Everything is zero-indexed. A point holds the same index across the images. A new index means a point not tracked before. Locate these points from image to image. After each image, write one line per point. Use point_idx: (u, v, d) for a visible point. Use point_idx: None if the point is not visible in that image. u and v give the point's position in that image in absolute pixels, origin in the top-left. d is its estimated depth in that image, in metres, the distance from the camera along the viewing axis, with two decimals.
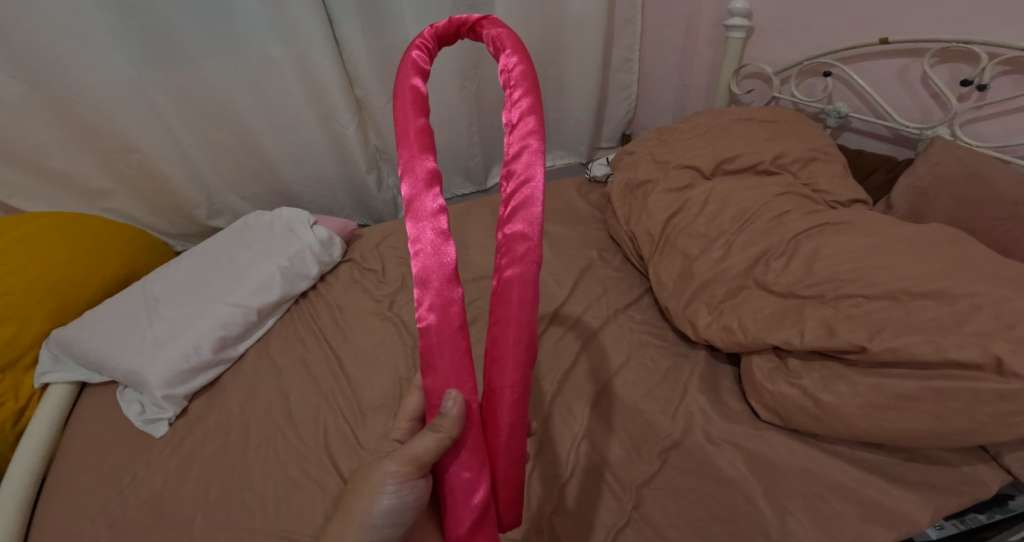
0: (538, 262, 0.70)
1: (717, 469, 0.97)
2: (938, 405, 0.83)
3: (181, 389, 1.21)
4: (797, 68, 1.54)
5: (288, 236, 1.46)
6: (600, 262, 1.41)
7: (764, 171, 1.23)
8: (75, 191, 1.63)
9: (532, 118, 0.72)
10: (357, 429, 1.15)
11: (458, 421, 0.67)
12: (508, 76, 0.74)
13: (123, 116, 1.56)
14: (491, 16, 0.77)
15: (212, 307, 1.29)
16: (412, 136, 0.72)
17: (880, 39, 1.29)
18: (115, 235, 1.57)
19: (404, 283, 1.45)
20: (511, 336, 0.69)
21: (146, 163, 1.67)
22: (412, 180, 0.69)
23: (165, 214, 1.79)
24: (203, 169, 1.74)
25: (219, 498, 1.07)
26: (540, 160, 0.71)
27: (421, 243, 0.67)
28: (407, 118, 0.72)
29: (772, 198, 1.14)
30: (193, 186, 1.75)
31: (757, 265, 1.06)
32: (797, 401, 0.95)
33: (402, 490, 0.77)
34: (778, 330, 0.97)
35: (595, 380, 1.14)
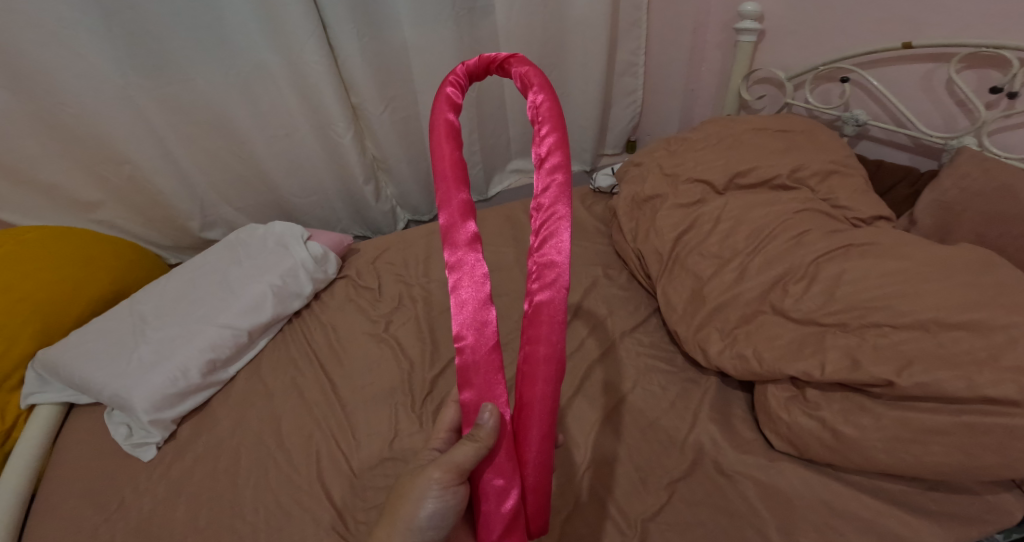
0: (567, 287, 0.72)
1: (730, 504, 0.91)
2: (970, 441, 0.77)
3: (169, 413, 1.16)
4: (812, 73, 1.46)
5: (282, 253, 1.40)
6: (606, 280, 1.35)
7: (780, 186, 1.16)
8: (65, 203, 1.59)
9: (559, 153, 0.75)
10: (352, 453, 1.08)
11: (493, 431, 0.70)
12: (536, 111, 0.78)
13: (112, 125, 1.51)
14: (518, 55, 0.81)
15: (201, 327, 1.24)
16: (448, 170, 0.78)
17: (903, 43, 1.21)
18: (104, 249, 1.53)
19: (401, 302, 1.38)
20: (540, 355, 0.71)
21: (138, 174, 1.63)
22: (449, 211, 0.76)
23: (159, 225, 1.75)
24: (195, 179, 1.69)
25: (205, 527, 1.02)
26: (568, 192, 0.74)
27: (459, 270, 0.75)
28: (442, 153, 0.79)
29: (790, 216, 1.07)
30: (185, 196, 1.70)
31: (774, 289, 0.99)
32: (816, 433, 0.89)
33: (445, 496, 0.74)
34: (797, 360, 0.90)
35: (600, 406, 1.08)
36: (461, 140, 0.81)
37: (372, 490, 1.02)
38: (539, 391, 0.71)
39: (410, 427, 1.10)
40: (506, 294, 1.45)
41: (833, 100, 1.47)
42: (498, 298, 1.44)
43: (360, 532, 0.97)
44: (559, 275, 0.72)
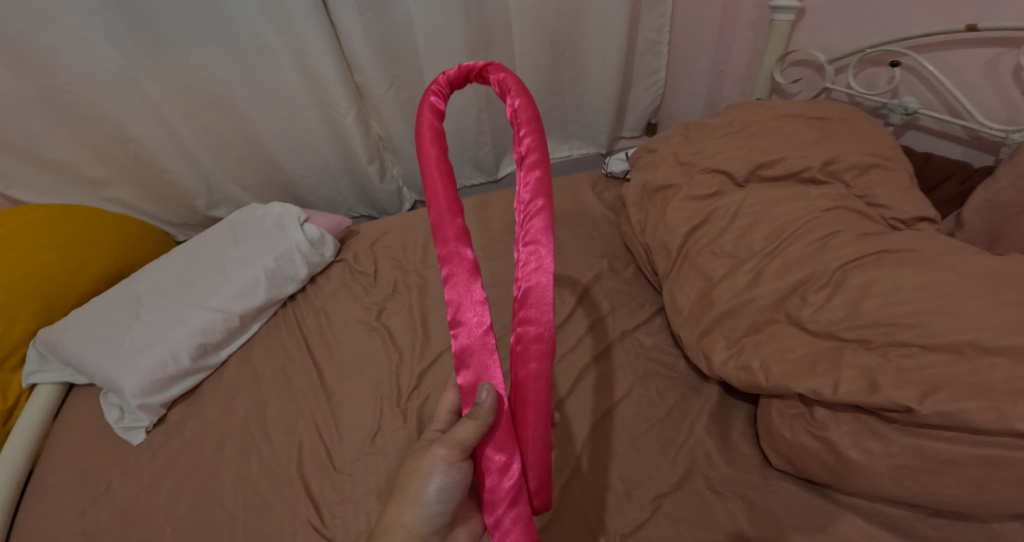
0: (553, 273, 0.66)
1: (721, 526, 0.83)
2: (987, 476, 0.68)
3: (158, 398, 1.14)
4: (857, 57, 1.31)
5: (278, 236, 1.36)
6: (610, 273, 1.24)
7: (809, 180, 1.04)
8: (73, 180, 1.58)
9: (537, 151, 0.68)
10: (333, 446, 1.04)
11: (493, 410, 0.65)
12: (514, 113, 0.70)
13: (115, 103, 1.48)
14: (495, 62, 0.74)
15: (192, 311, 1.21)
16: (433, 170, 0.72)
17: (967, 26, 1.07)
18: (108, 228, 1.52)
19: (396, 289, 1.33)
20: (532, 336, 0.65)
21: (144, 153, 1.61)
22: (436, 208, 0.70)
23: (167, 202, 1.74)
24: (201, 158, 1.66)
25: (186, 513, 1.00)
26: (548, 188, 0.67)
27: (449, 263, 0.69)
28: (424, 149, 0.72)
29: (819, 214, 0.96)
30: (191, 175, 1.68)
31: (792, 296, 0.89)
32: (819, 455, 0.81)
33: (450, 472, 0.69)
34: (808, 377, 0.80)
35: (592, 410, 1.00)
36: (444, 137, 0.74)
37: (349, 484, 0.98)
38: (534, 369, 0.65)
39: (393, 421, 1.05)
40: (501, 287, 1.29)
41: (879, 85, 1.32)
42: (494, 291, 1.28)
43: (335, 526, 0.94)
44: (544, 256, 0.66)
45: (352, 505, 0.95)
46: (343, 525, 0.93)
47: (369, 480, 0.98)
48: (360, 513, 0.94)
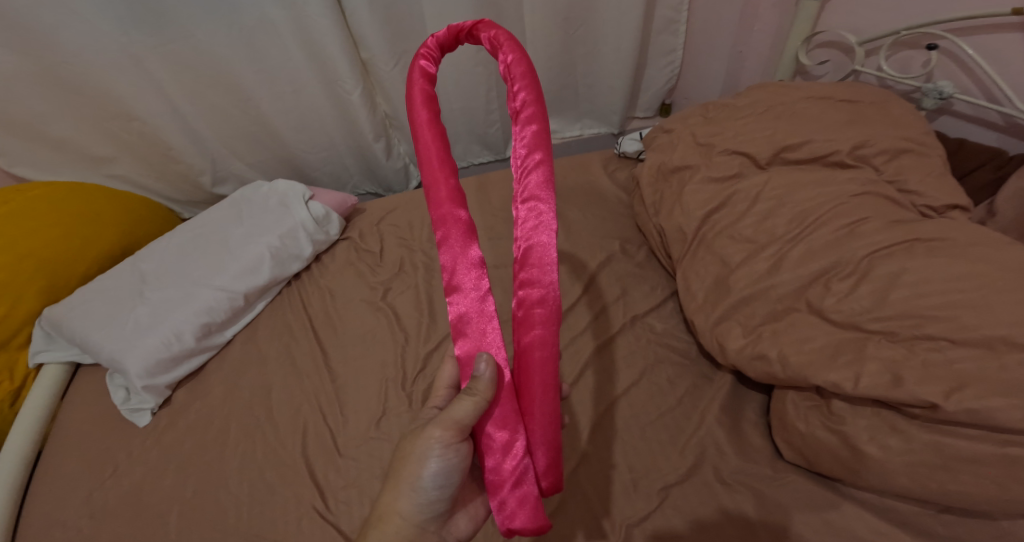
0: (555, 233, 0.63)
1: (730, 520, 0.82)
2: (1008, 475, 0.66)
3: (163, 379, 1.14)
4: (891, 39, 1.24)
5: (283, 214, 1.32)
6: (622, 256, 1.20)
7: (837, 164, 1.00)
8: (77, 157, 1.57)
9: (533, 106, 0.65)
10: (338, 430, 1.03)
11: (494, 383, 0.63)
12: (508, 69, 0.67)
13: (117, 81, 1.44)
14: (486, 19, 0.70)
15: (196, 290, 1.19)
16: (424, 130, 0.68)
17: (1014, 9, 1.01)
18: (113, 206, 1.50)
19: (402, 268, 1.28)
20: (536, 299, 0.63)
21: (149, 131, 1.58)
22: (428, 169, 0.67)
23: (171, 180, 1.72)
24: (206, 136, 1.63)
25: (194, 496, 1.01)
26: (546, 145, 0.64)
27: (443, 225, 0.65)
28: (415, 112, 0.69)
29: (848, 199, 0.92)
30: (196, 153, 1.65)
31: (814, 284, 0.85)
32: (834, 448, 0.79)
33: (448, 455, 0.67)
34: (828, 369, 0.77)
35: (600, 398, 0.98)
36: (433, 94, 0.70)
37: (354, 469, 0.97)
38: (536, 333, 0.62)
39: (398, 405, 1.03)
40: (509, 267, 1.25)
41: (913, 68, 1.26)
42: (502, 271, 1.24)
43: (341, 511, 0.94)
44: (544, 214, 0.63)
45: (357, 490, 0.95)
46: (349, 510, 0.93)
47: (374, 465, 0.97)
48: (365, 498, 0.94)
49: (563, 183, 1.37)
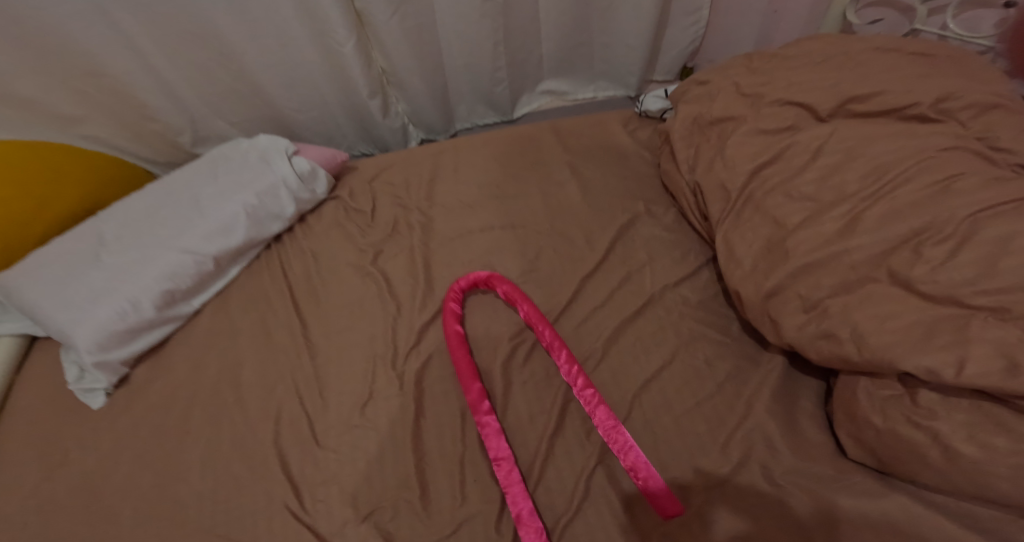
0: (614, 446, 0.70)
1: (784, 530, 0.67)
2: None
3: (118, 354, 0.98)
4: None
5: (262, 169, 1.14)
6: (647, 217, 1.04)
7: (913, 118, 0.85)
8: (44, 117, 1.35)
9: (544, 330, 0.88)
10: (316, 415, 0.88)
11: None
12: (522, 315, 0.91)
13: (80, 32, 1.23)
14: (496, 277, 0.96)
15: (158, 252, 1.02)
16: (463, 369, 0.86)
17: None
18: (77, 164, 1.34)
19: (395, 230, 1.10)
20: (605, 418, 0.79)
21: (123, 90, 1.38)
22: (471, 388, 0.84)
23: (149, 141, 1.53)
24: (181, 91, 1.42)
25: (150, 490, 0.87)
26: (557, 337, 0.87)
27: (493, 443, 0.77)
28: (456, 355, 0.87)
29: (934, 152, 0.77)
30: (173, 111, 1.47)
31: (899, 250, 0.69)
32: (919, 448, 0.63)
33: None
34: (920, 352, 0.62)
35: (626, 384, 0.83)
36: (458, 311, 0.94)
37: (333, 462, 0.82)
38: (620, 449, 0.76)
39: (387, 387, 0.88)
40: (512, 232, 1.04)
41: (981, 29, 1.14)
42: (506, 234, 1.04)
43: (317, 511, 0.79)
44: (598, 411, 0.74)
45: (337, 487, 0.80)
46: (326, 510, 0.79)
47: (357, 458, 0.82)
48: (346, 496, 0.79)
49: (580, 137, 1.20)
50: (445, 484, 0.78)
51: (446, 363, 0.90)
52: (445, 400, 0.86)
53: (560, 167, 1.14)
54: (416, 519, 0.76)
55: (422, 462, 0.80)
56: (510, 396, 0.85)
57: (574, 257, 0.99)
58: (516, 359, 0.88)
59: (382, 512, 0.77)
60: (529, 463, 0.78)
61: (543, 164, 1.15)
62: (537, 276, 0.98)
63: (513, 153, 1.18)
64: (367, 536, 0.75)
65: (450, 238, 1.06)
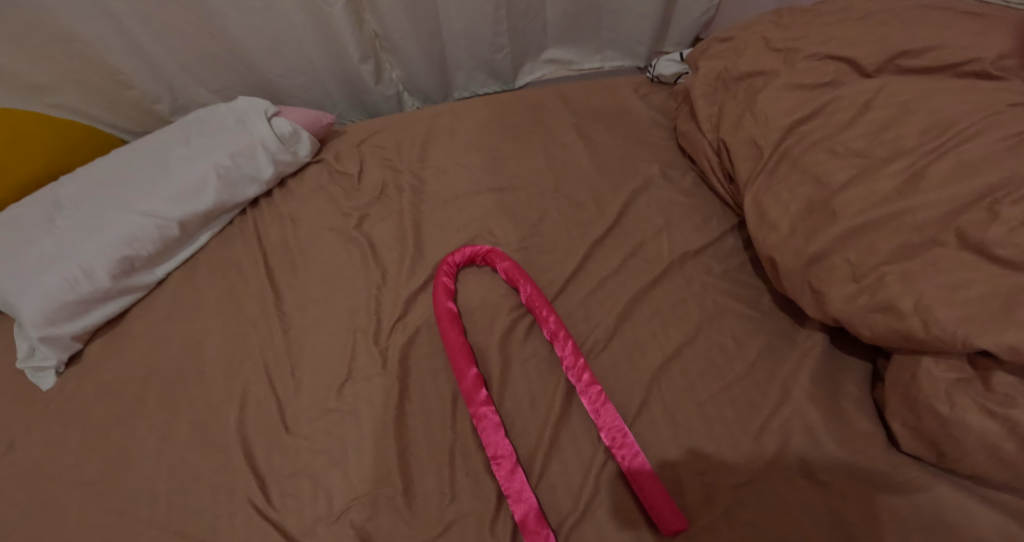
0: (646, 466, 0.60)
1: (826, 534, 0.58)
2: None
3: (67, 328, 0.85)
4: None
5: (238, 128, 1.03)
6: (662, 180, 0.93)
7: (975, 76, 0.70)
8: (4, 82, 1.11)
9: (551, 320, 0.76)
10: (287, 398, 0.77)
11: None
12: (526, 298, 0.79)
13: None
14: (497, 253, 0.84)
15: (116, 215, 0.91)
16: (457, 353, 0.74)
17: None
18: (39, 128, 1.10)
19: (384, 192, 1.00)
20: (610, 419, 0.67)
21: (93, 54, 1.14)
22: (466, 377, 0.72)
23: (125, 112, 1.27)
24: (157, 56, 1.18)
25: (98, 484, 0.74)
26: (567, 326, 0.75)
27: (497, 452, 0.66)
28: (447, 333, 0.76)
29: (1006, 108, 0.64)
30: (149, 75, 1.21)
31: (971, 209, 0.58)
32: (991, 441, 0.51)
33: None
34: (1001, 328, 0.50)
35: (642, 364, 0.73)
36: (452, 287, 0.83)
37: (305, 452, 0.72)
38: (624, 455, 0.65)
39: (368, 365, 0.77)
40: (521, 189, 0.95)
41: None
42: (507, 194, 0.94)
43: (286, 508, 0.68)
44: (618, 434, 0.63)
45: (309, 481, 0.70)
46: (297, 507, 0.68)
47: (333, 447, 0.72)
48: (320, 492, 0.68)
49: (588, 101, 1.09)
50: (432, 479, 0.67)
51: (435, 338, 0.80)
52: (434, 381, 0.75)
53: (566, 130, 1.03)
54: (398, 519, 0.65)
55: (407, 452, 0.69)
56: (509, 377, 0.74)
57: (581, 220, 0.89)
58: (516, 333, 0.78)
59: (359, 511, 0.66)
60: (530, 455, 0.68)
61: (547, 127, 1.05)
62: (540, 241, 0.88)
63: (516, 117, 1.07)
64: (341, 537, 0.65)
65: (444, 201, 0.96)
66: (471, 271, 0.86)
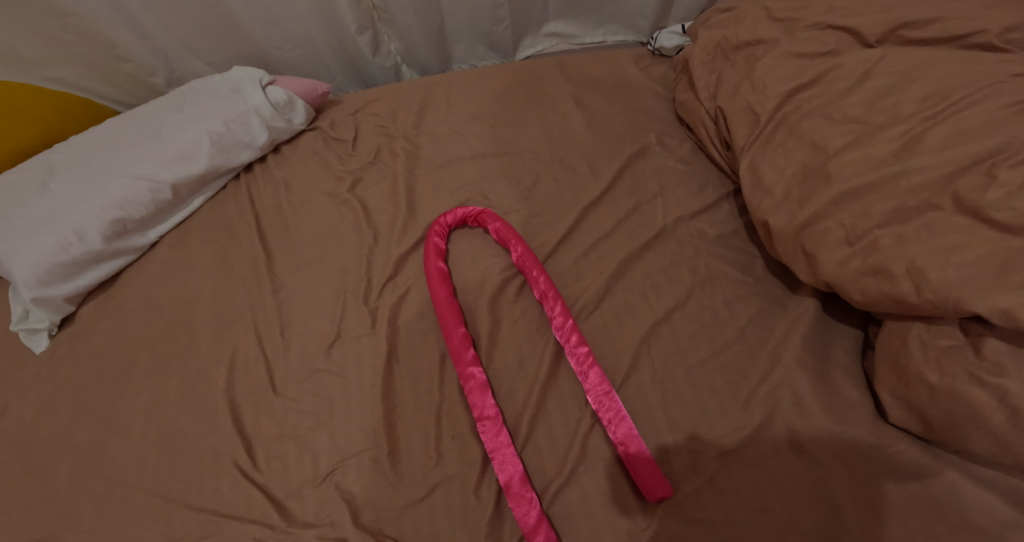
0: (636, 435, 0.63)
1: (809, 500, 0.57)
2: None
3: (60, 290, 0.85)
4: None
5: (232, 94, 1.01)
6: (659, 148, 0.92)
7: (977, 48, 0.68)
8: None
9: (543, 283, 0.75)
10: (276, 359, 0.77)
11: None
12: (518, 260, 0.78)
13: None
14: (490, 214, 0.83)
15: (108, 177, 0.90)
16: (446, 314, 0.74)
17: None
18: (34, 100, 1.06)
19: (378, 156, 0.99)
20: (597, 382, 0.67)
21: (86, 27, 1.11)
22: (455, 340, 0.71)
23: (122, 84, 1.24)
24: (150, 25, 1.14)
25: (88, 445, 0.74)
26: (556, 291, 0.75)
27: (485, 420, 0.66)
28: (436, 292, 0.76)
29: (1008, 78, 0.62)
30: (143, 45, 1.18)
31: (968, 172, 0.56)
32: (978, 409, 0.50)
33: None
34: (995, 292, 0.49)
35: (632, 329, 0.72)
36: (442, 247, 0.82)
37: (293, 414, 0.72)
38: (612, 421, 0.64)
39: (357, 325, 0.77)
40: (516, 154, 0.94)
41: None
42: (502, 158, 0.93)
43: (272, 471, 0.69)
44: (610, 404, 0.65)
45: (296, 443, 0.70)
46: (282, 469, 0.68)
47: (321, 409, 0.72)
48: (308, 453, 0.69)
49: (586, 71, 1.08)
50: (418, 441, 0.67)
51: (425, 297, 0.79)
52: (423, 343, 0.75)
53: (563, 98, 1.02)
54: (383, 480, 0.65)
55: (393, 414, 0.69)
56: (498, 339, 0.74)
57: (575, 185, 0.88)
58: (507, 293, 0.77)
59: (345, 472, 0.66)
60: (517, 417, 0.68)
61: (544, 95, 1.03)
62: (533, 203, 0.87)
63: (513, 85, 1.06)
64: (327, 497, 0.65)
65: (438, 165, 0.95)
66: (464, 235, 0.85)
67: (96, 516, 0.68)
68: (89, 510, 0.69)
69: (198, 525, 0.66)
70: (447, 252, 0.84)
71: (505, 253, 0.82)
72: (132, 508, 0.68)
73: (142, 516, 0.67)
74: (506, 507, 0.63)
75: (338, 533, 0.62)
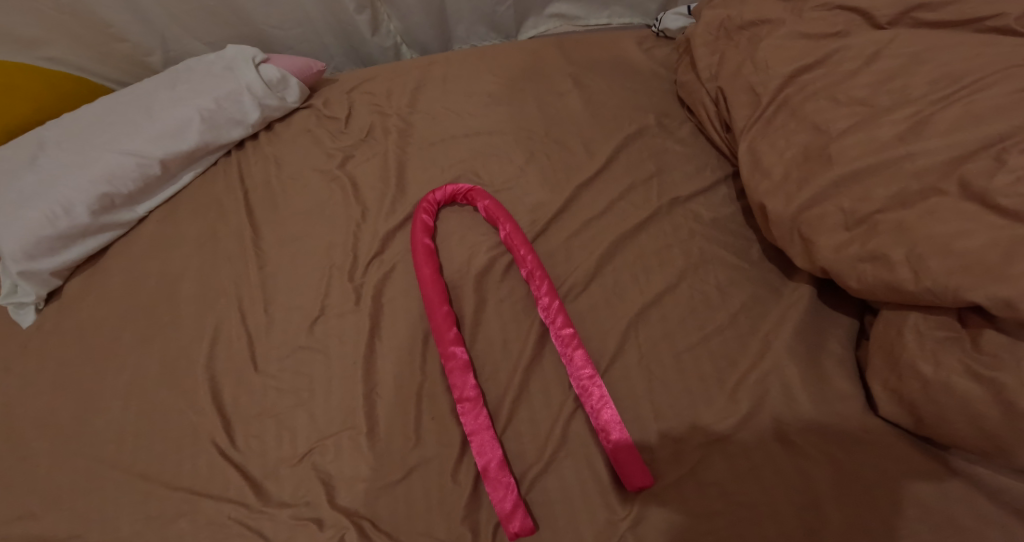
0: (620, 421, 0.62)
1: (793, 493, 0.55)
2: None
3: (48, 264, 0.84)
4: None
5: (224, 72, 0.99)
6: (657, 129, 0.90)
7: (994, 31, 0.65)
8: None
9: (533, 263, 0.73)
10: (258, 335, 0.76)
11: None
12: (508, 239, 0.77)
13: None
14: (479, 191, 0.81)
15: (96, 151, 0.89)
16: (431, 291, 0.72)
17: None
18: (27, 77, 1.05)
19: (371, 134, 0.97)
20: (581, 366, 0.65)
21: (81, 6, 1.10)
22: (438, 320, 0.70)
23: (120, 64, 1.22)
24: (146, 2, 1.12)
25: (69, 421, 0.73)
26: (543, 271, 0.73)
27: (465, 401, 0.64)
28: (421, 268, 0.75)
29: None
30: (140, 25, 1.16)
31: (977, 156, 0.53)
32: (972, 404, 0.47)
33: None
34: (994, 281, 0.47)
35: (619, 313, 0.70)
36: (431, 224, 0.80)
37: (272, 392, 0.71)
38: (595, 406, 0.63)
39: (341, 302, 0.76)
40: (510, 133, 0.91)
41: None
42: (495, 137, 0.91)
43: (249, 450, 0.68)
44: (595, 389, 0.64)
45: (275, 422, 0.69)
46: (260, 448, 0.67)
47: (301, 387, 0.71)
48: (286, 432, 0.68)
49: (587, 52, 1.05)
50: (396, 422, 0.66)
51: (412, 275, 0.78)
52: (408, 321, 0.73)
53: (561, 78, 0.99)
54: (360, 460, 0.64)
55: (373, 394, 0.68)
56: (482, 320, 0.72)
57: (569, 164, 0.86)
58: (493, 273, 0.76)
59: (323, 452, 0.65)
60: (498, 400, 0.66)
61: (542, 75, 1.01)
62: (525, 182, 0.85)
63: (511, 65, 1.03)
64: (303, 477, 0.64)
65: (431, 143, 0.93)
66: (453, 212, 0.84)
67: (75, 495, 0.67)
68: (68, 486, 0.68)
69: (175, 502, 0.65)
70: (436, 230, 0.82)
71: (494, 232, 0.80)
72: (110, 487, 0.67)
73: (119, 496, 0.66)
74: (483, 492, 0.61)
75: (314, 513, 0.62)
